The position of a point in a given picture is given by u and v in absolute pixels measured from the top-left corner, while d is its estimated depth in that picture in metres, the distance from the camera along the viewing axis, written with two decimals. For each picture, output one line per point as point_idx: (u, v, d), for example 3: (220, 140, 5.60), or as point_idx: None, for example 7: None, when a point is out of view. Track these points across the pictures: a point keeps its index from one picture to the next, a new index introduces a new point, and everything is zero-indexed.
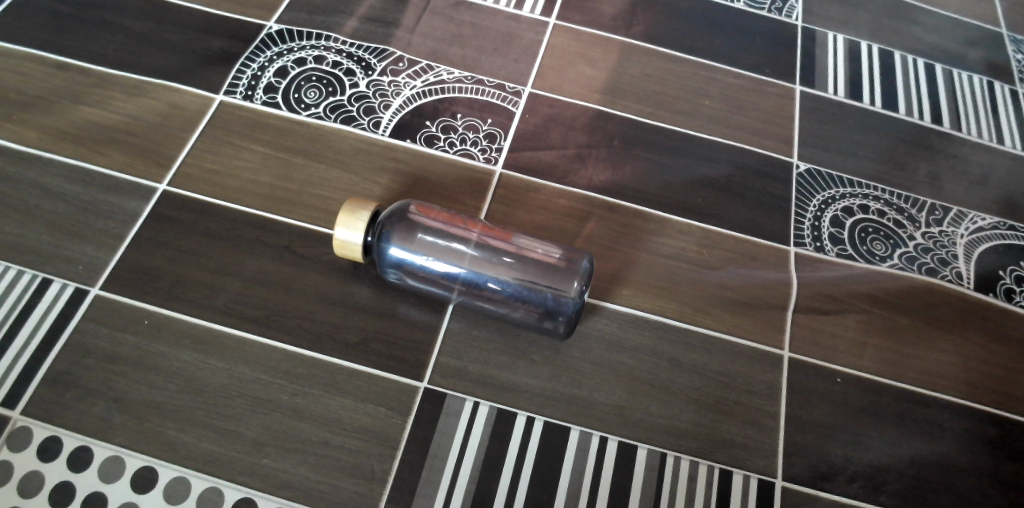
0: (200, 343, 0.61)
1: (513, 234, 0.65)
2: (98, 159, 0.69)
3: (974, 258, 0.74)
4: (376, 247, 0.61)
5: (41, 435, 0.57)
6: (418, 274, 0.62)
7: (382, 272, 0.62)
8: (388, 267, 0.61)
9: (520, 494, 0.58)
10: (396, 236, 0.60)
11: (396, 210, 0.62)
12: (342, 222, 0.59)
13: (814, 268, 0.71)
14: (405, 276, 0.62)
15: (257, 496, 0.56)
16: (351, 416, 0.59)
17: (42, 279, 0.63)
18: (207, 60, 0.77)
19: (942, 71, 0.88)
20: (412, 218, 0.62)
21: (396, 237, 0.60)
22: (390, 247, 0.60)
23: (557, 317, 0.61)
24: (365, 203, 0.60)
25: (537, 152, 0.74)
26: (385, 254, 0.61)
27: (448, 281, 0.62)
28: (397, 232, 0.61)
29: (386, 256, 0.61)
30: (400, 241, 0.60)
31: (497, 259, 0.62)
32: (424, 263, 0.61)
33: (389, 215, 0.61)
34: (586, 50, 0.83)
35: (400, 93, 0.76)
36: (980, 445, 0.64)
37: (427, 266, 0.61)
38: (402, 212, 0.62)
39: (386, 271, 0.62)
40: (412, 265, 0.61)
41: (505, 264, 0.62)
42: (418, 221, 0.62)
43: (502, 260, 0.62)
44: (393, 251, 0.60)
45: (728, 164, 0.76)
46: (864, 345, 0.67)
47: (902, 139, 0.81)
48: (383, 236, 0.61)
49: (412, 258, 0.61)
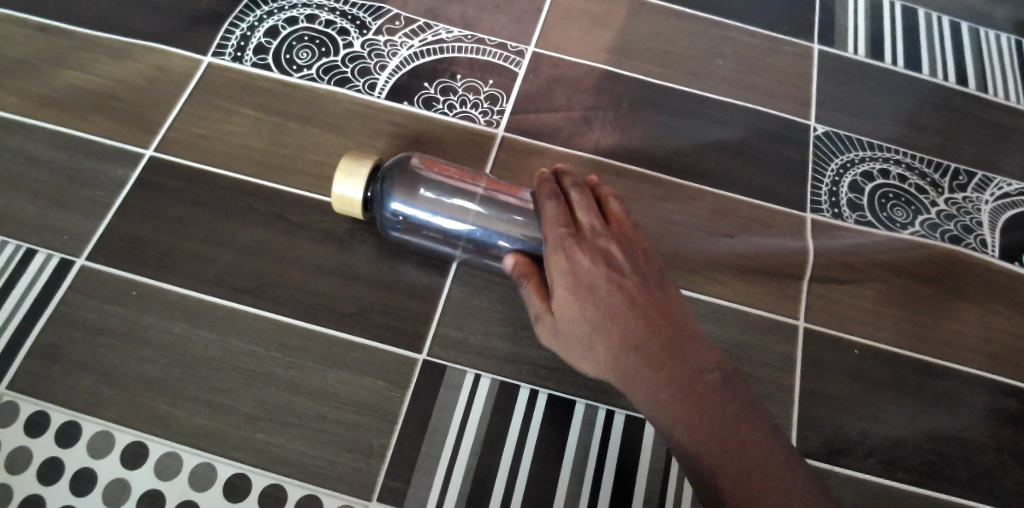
0: (191, 315, 0.59)
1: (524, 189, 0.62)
2: (81, 125, 0.66)
3: (999, 225, 0.71)
4: (378, 201, 0.58)
5: (28, 409, 0.55)
6: (422, 231, 0.59)
7: (384, 228, 0.60)
8: (390, 221, 0.59)
9: (523, 469, 0.56)
10: (397, 191, 0.57)
11: (398, 163, 0.59)
12: (341, 177, 0.58)
13: (831, 235, 0.68)
14: (409, 231, 0.60)
15: (250, 472, 0.54)
16: (348, 390, 0.57)
17: (25, 250, 0.60)
18: (194, 20, 0.73)
19: (968, 29, 0.82)
20: (414, 169, 0.59)
21: (398, 189, 0.57)
22: (392, 201, 0.58)
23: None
24: (365, 157, 0.58)
25: (540, 115, 0.70)
26: (387, 208, 0.58)
27: (452, 239, 0.59)
28: (399, 183, 0.58)
29: (387, 209, 0.58)
30: (403, 194, 0.57)
31: (504, 217, 0.58)
32: (428, 216, 0.58)
33: (391, 168, 0.59)
34: (593, 8, 0.78)
35: (396, 53, 0.73)
36: (1002, 419, 0.62)
37: (432, 221, 0.58)
38: (405, 164, 0.59)
39: (388, 226, 0.59)
40: (414, 222, 0.59)
41: (515, 219, 0.57)
42: (421, 173, 0.59)
43: (509, 218, 0.58)
44: (394, 207, 0.58)
45: (742, 127, 0.72)
46: (884, 316, 0.64)
47: (925, 101, 0.77)
48: (385, 188, 0.58)
49: (415, 211, 0.58)
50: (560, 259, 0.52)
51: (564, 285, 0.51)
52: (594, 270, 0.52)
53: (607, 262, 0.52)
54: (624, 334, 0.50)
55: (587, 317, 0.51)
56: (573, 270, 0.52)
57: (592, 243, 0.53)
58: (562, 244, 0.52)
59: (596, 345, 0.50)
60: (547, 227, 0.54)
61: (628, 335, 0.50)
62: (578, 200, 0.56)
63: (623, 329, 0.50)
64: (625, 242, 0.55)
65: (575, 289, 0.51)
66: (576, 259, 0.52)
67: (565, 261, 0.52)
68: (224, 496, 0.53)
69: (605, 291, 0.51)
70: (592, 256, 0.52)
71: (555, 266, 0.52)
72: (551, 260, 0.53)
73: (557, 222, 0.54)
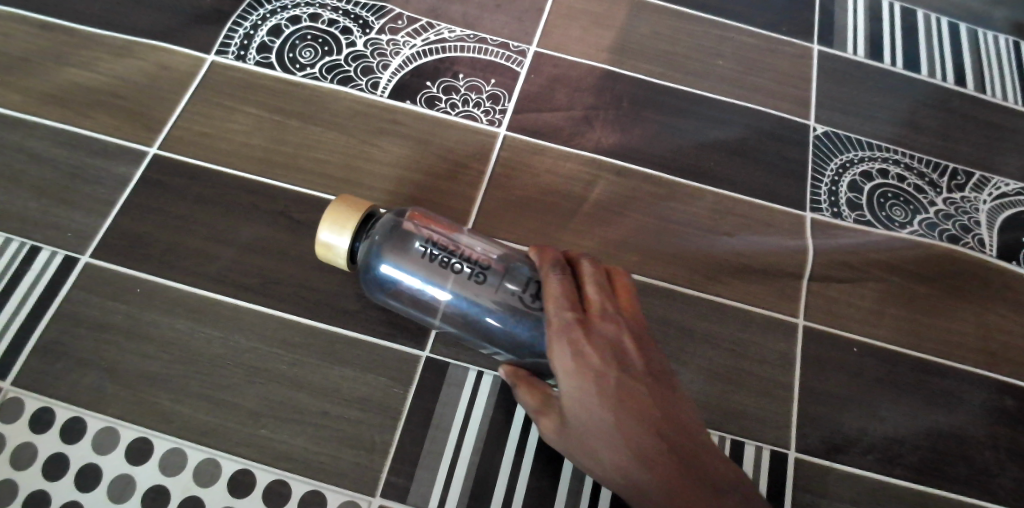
0: (195, 312, 0.59)
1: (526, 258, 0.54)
2: (85, 123, 0.66)
3: (996, 225, 0.71)
4: (364, 264, 0.53)
5: (32, 406, 0.55)
6: (412, 297, 0.53)
7: (371, 292, 0.55)
8: (378, 287, 0.54)
9: (525, 465, 0.56)
10: (389, 253, 0.51)
11: (388, 221, 0.53)
12: (327, 223, 0.52)
13: (830, 234, 0.68)
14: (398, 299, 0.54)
15: (254, 467, 0.54)
16: (351, 386, 0.57)
17: (30, 247, 0.61)
18: (197, 18, 0.73)
19: (967, 30, 0.83)
20: (404, 229, 0.52)
21: (386, 254, 0.51)
22: (380, 263, 0.52)
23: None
24: (355, 205, 0.52)
25: (542, 114, 0.71)
26: (375, 271, 0.52)
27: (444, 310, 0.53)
28: (387, 247, 0.51)
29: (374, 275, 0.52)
30: (391, 260, 0.51)
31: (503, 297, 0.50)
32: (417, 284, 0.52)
33: (381, 229, 0.52)
34: (594, 8, 0.79)
35: (399, 52, 0.73)
36: (998, 417, 0.62)
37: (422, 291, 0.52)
38: (397, 224, 0.53)
39: (375, 291, 0.54)
40: (404, 288, 0.52)
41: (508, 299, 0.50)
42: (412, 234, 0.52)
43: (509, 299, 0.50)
44: (383, 270, 0.52)
45: (742, 127, 0.73)
46: (882, 314, 0.65)
47: (923, 101, 0.78)
48: (373, 250, 0.52)
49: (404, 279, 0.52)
50: (567, 351, 0.46)
51: (569, 375, 0.46)
52: (605, 360, 0.46)
53: (619, 351, 0.46)
54: (634, 441, 0.44)
55: (595, 419, 0.45)
56: (580, 359, 0.46)
57: (604, 330, 0.47)
58: (570, 333, 0.46)
59: (601, 443, 0.45)
60: (549, 308, 0.48)
61: (638, 437, 0.44)
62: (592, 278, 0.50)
63: (635, 430, 0.44)
64: (638, 326, 0.49)
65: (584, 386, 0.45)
66: (583, 348, 0.46)
67: (573, 349, 0.46)
68: (228, 491, 0.54)
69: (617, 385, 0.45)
70: (601, 344, 0.46)
71: (561, 355, 0.46)
72: (555, 348, 0.46)
73: (565, 301, 0.48)
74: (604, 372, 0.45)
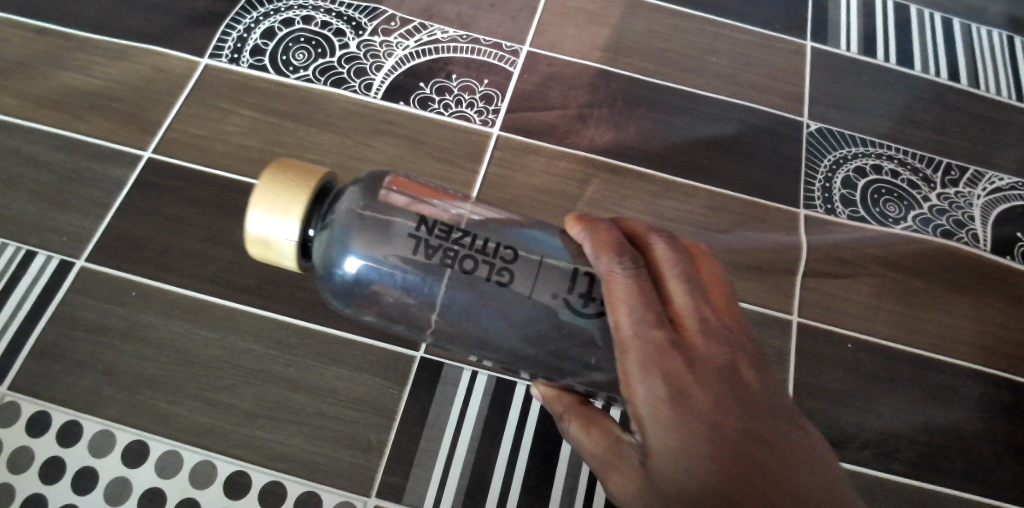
0: (191, 314, 0.59)
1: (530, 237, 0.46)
2: (79, 127, 0.67)
3: (990, 219, 0.71)
4: (325, 257, 0.43)
5: (29, 409, 0.55)
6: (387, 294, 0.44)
7: (333, 293, 0.46)
8: (344, 286, 0.44)
9: (520, 463, 0.56)
10: (360, 241, 0.43)
11: (352, 200, 0.44)
12: (261, 201, 0.40)
13: (825, 231, 0.68)
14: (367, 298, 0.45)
15: (250, 469, 0.55)
16: (347, 387, 0.58)
17: (26, 251, 0.61)
18: (191, 22, 0.73)
19: (960, 25, 0.83)
20: (378, 211, 0.43)
21: (356, 243, 0.43)
22: (349, 255, 0.43)
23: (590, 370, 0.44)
24: (301, 177, 0.41)
25: (536, 113, 0.71)
26: (340, 264, 0.43)
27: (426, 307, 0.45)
28: (357, 234, 0.43)
29: (340, 270, 0.43)
30: (363, 251, 0.43)
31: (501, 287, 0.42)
32: (395, 279, 0.43)
33: (344, 210, 0.43)
34: (587, 7, 0.79)
35: (392, 53, 0.73)
36: (995, 411, 0.62)
37: (401, 287, 0.43)
38: (365, 203, 0.44)
39: (339, 292, 0.45)
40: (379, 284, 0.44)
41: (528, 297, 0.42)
42: (388, 216, 0.43)
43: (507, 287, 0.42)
44: (352, 262, 0.43)
45: (735, 124, 0.73)
46: (878, 310, 0.65)
47: (917, 97, 0.78)
48: (336, 239, 0.43)
49: (378, 272, 0.43)
50: (650, 371, 0.36)
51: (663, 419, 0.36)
52: (704, 389, 0.36)
53: (717, 374, 0.37)
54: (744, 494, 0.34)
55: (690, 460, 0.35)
56: (675, 394, 0.36)
57: (696, 349, 0.38)
58: (653, 349, 0.37)
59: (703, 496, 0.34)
60: (625, 325, 0.38)
61: (757, 489, 0.34)
62: (674, 280, 0.40)
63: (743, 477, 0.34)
64: (731, 330, 0.40)
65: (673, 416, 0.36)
66: (677, 378, 0.36)
67: (665, 381, 0.36)
68: (225, 492, 0.54)
69: (723, 421, 0.36)
70: (697, 369, 0.37)
71: (650, 393, 0.36)
72: (639, 383, 0.37)
73: (646, 314, 0.38)
74: (704, 402, 0.36)
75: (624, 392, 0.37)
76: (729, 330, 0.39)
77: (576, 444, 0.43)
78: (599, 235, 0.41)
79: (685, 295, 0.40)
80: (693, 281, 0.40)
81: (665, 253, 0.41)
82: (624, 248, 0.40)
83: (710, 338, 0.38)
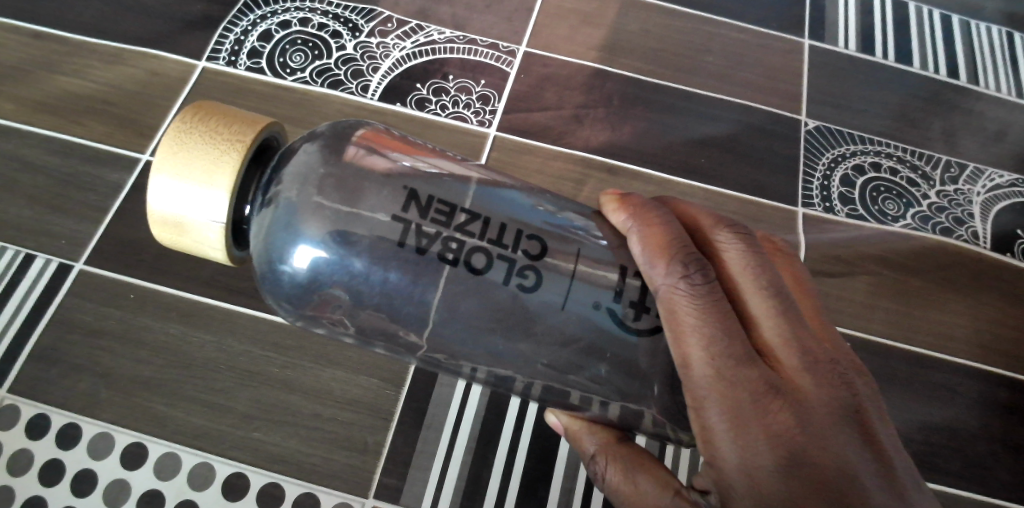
0: (188, 317, 0.59)
1: (543, 221, 0.47)
2: (77, 131, 0.67)
3: (990, 216, 0.71)
4: (263, 234, 0.42)
5: (29, 412, 0.56)
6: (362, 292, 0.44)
7: (272, 286, 0.44)
8: (286, 276, 0.43)
9: (517, 464, 0.57)
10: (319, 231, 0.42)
11: (314, 167, 0.43)
12: (179, 162, 0.40)
13: (822, 229, 0.68)
14: (315, 294, 0.44)
15: (247, 470, 0.55)
16: (343, 388, 0.58)
17: (24, 255, 0.61)
18: (187, 25, 0.73)
19: (959, 21, 0.82)
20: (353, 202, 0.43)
21: (308, 219, 0.42)
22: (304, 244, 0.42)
23: (578, 373, 0.45)
24: (225, 133, 0.40)
25: (531, 113, 0.71)
26: (297, 257, 0.42)
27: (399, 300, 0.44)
28: (311, 207, 0.42)
29: (284, 252, 0.42)
30: (316, 229, 0.42)
31: (493, 278, 0.42)
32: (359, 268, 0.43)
33: (297, 175, 0.43)
34: (584, 7, 0.79)
35: (389, 54, 0.73)
36: (993, 409, 0.62)
37: (361, 276, 0.43)
38: (326, 167, 0.43)
39: (279, 284, 0.44)
40: (347, 281, 0.44)
41: (558, 302, 0.43)
42: (364, 188, 0.43)
43: (499, 279, 0.42)
44: (308, 250, 0.42)
45: (731, 122, 0.73)
46: (875, 309, 0.65)
47: (915, 94, 0.77)
48: (282, 213, 0.42)
49: (333, 259, 0.43)
50: (734, 406, 0.35)
51: (760, 475, 0.34)
52: (801, 433, 0.35)
53: (803, 405, 0.36)
54: None
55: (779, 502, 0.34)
56: (769, 439, 0.35)
57: (785, 382, 0.36)
58: (732, 379, 0.35)
59: None
60: (698, 359, 0.36)
61: None
62: (753, 299, 0.39)
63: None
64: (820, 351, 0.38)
65: (758, 454, 0.35)
66: (767, 420, 0.35)
67: (755, 427, 0.35)
68: (222, 494, 0.54)
69: (829, 469, 0.34)
70: (790, 405, 0.36)
71: (739, 445, 0.35)
72: (718, 415, 0.35)
73: (726, 347, 0.36)
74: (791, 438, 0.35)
75: (699, 422, 0.36)
76: (819, 358, 0.38)
77: (610, 485, 0.43)
78: (656, 243, 0.40)
79: (763, 317, 0.38)
80: (772, 296, 0.39)
81: (739, 266, 0.40)
82: (689, 261, 0.39)
83: (797, 367, 0.37)
